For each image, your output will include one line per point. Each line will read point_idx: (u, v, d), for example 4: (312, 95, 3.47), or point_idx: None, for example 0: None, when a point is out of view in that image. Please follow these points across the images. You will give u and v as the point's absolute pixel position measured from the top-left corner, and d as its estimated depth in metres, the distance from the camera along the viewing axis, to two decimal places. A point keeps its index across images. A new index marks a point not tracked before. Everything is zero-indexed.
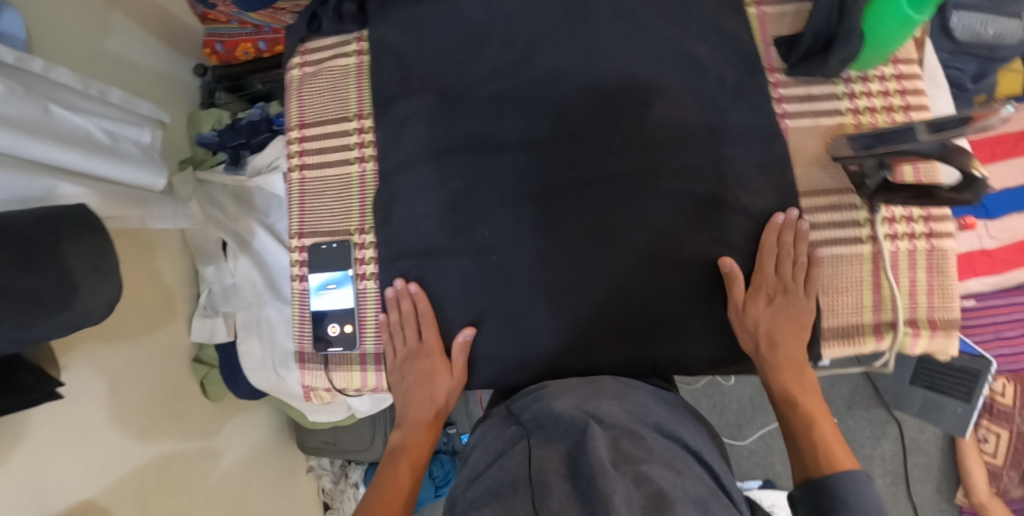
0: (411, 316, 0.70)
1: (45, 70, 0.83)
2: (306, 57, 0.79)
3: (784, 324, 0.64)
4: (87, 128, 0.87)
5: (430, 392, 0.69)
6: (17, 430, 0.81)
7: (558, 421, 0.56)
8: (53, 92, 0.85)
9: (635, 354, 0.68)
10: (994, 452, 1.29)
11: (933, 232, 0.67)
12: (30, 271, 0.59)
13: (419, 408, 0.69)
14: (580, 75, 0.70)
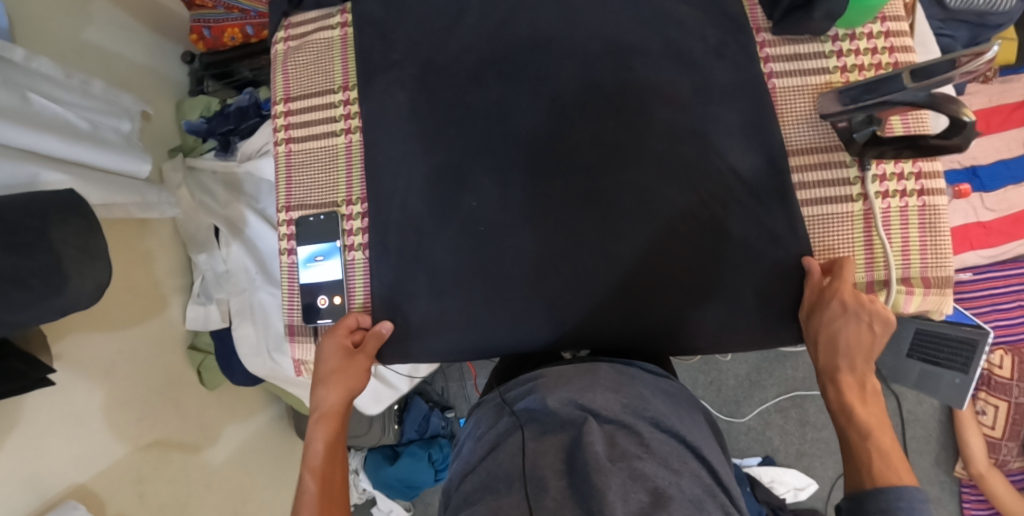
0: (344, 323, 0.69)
1: (26, 59, 0.83)
2: (290, 31, 0.79)
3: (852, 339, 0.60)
4: (68, 117, 0.87)
5: (335, 382, 0.66)
6: (12, 416, 0.82)
7: (553, 419, 0.54)
8: (37, 82, 0.84)
9: (626, 315, 0.68)
10: (992, 424, 1.28)
11: (925, 189, 0.67)
12: (20, 254, 0.65)
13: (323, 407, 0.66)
14: (561, 42, 0.70)
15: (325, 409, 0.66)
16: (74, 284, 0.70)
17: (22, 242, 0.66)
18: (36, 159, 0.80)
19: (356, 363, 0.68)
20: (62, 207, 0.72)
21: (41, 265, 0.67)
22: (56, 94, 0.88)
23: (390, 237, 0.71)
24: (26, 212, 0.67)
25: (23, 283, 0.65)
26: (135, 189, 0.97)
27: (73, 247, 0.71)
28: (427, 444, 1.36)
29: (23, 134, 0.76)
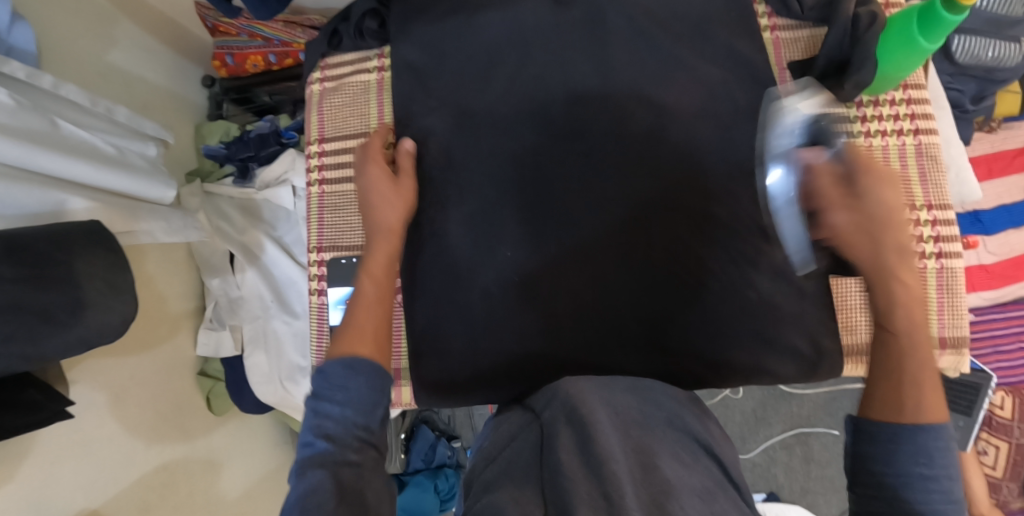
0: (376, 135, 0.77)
1: (53, 86, 0.82)
2: (327, 72, 0.82)
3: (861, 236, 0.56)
4: (94, 142, 0.85)
5: (379, 205, 0.69)
6: (23, 445, 0.80)
7: (569, 410, 0.52)
8: (61, 109, 0.84)
9: (654, 361, 0.70)
10: (994, 464, 1.29)
11: (942, 252, 0.70)
12: (44, 287, 0.64)
13: (374, 225, 0.68)
14: (595, 97, 0.74)
15: (383, 227, 0.68)
16: (97, 319, 0.69)
17: (47, 276, 0.64)
18: (66, 184, 0.79)
19: (399, 185, 0.71)
20: (87, 237, 0.70)
21: (67, 298, 0.66)
22: (82, 120, 0.87)
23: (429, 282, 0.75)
24: (53, 244, 0.66)
25: (51, 318, 0.64)
26: (160, 215, 0.95)
27: (100, 281, 0.70)
28: (433, 474, 1.36)
29: (55, 161, 0.74)
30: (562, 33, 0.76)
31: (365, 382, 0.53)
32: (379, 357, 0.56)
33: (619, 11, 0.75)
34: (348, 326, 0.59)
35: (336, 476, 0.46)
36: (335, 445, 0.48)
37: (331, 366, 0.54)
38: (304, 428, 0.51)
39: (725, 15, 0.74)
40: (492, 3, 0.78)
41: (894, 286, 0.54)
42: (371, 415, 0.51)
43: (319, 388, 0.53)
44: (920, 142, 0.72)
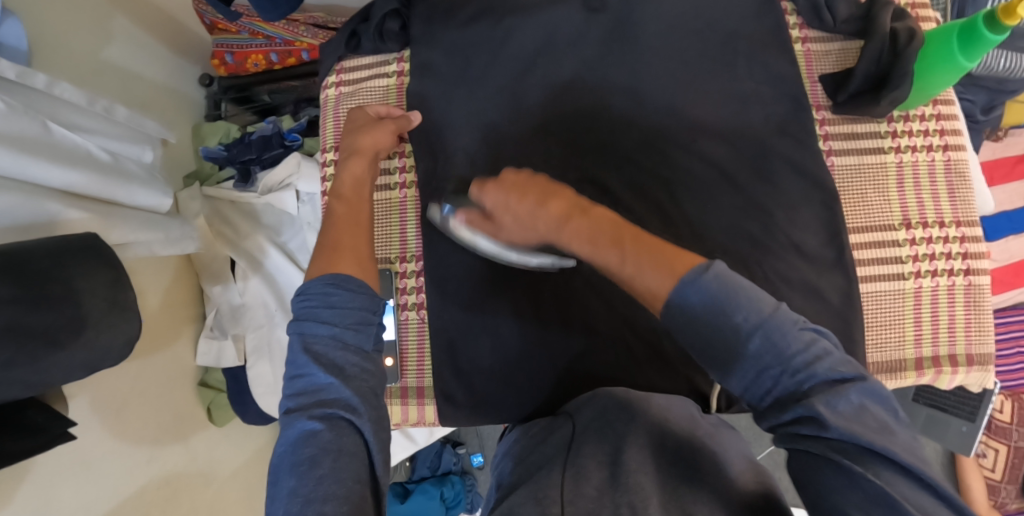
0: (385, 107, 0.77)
1: (47, 86, 0.76)
2: (343, 76, 0.81)
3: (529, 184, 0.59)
4: (88, 147, 0.78)
5: (360, 143, 0.71)
6: (20, 469, 0.75)
7: (602, 425, 0.54)
8: (55, 110, 0.78)
9: (677, 382, 0.70)
10: (992, 467, 1.31)
11: (971, 269, 0.70)
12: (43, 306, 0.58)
13: (347, 153, 0.71)
14: (623, 112, 0.74)
15: (353, 148, 0.71)
16: (100, 338, 0.64)
17: (48, 296, 0.59)
18: (60, 194, 0.73)
19: (383, 125, 0.73)
20: (86, 254, 0.65)
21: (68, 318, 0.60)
22: (75, 122, 0.81)
23: (453, 295, 0.75)
24: (51, 262, 0.60)
25: (52, 341, 0.58)
26: (157, 225, 0.89)
27: (102, 299, 0.64)
28: (439, 482, 1.34)
29: (47, 170, 0.68)
30: (587, 41, 0.75)
31: (350, 299, 0.54)
32: (361, 274, 0.58)
33: (648, 19, 0.74)
34: (326, 241, 0.61)
35: (333, 421, 0.48)
36: (329, 376, 0.49)
37: (312, 284, 0.54)
38: (295, 354, 0.51)
39: (756, 25, 0.73)
40: (518, 8, 0.76)
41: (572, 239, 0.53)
42: (361, 333, 0.53)
43: (303, 309, 0.53)
44: (948, 158, 0.71)
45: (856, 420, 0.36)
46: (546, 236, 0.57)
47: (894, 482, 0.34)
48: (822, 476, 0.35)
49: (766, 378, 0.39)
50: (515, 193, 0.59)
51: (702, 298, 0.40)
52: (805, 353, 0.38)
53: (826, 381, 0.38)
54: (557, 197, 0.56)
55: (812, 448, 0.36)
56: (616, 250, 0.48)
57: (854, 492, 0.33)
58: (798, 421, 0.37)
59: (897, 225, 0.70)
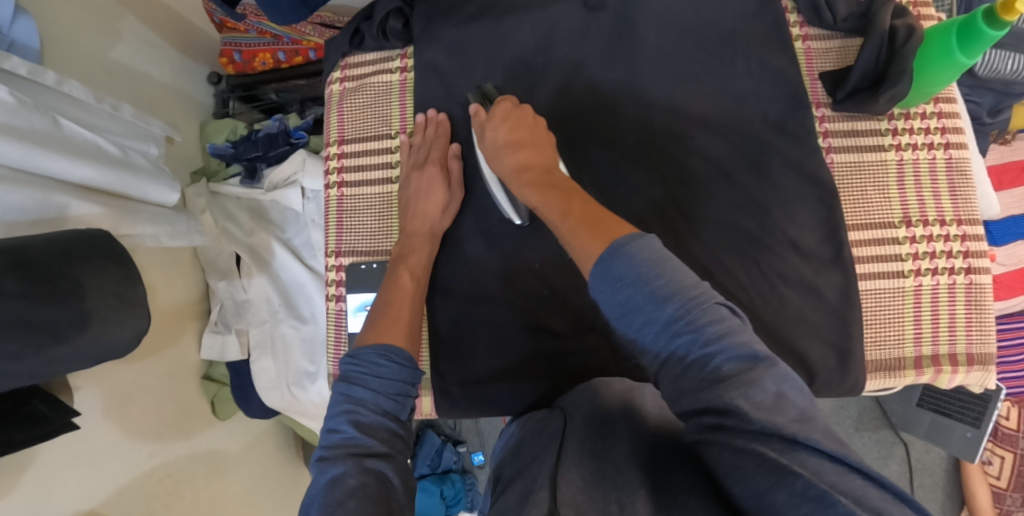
0: (431, 136, 0.77)
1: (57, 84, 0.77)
2: (347, 72, 0.82)
3: (519, 126, 0.67)
4: (98, 142, 0.79)
5: (424, 208, 0.73)
6: (24, 458, 0.77)
7: (599, 418, 0.53)
8: (65, 107, 0.79)
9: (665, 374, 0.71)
10: (998, 474, 1.26)
11: (971, 268, 0.69)
12: (54, 304, 0.59)
13: (414, 226, 0.73)
14: (622, 108, 0.74)
15: (414, 231, 0.73)
16: (106, 334, 0.64)
17: (57, 290, 0.60)
18: (66, 188, 0.73)
19: (449, 192, 0.75)
20: (93, 248, 0.66)
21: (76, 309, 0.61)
22: (83, 117, 0.82)
23: (453, 290, 0.76)
24: (61, 259, 0.61)
25: (57, 335, 0.59)
26: (162, 219, 0.89)
27: (111, 296, 0.65)
28: (439, 480, 1.33)
29: (59, 163, 0.69)
30: (588, 39, 0.75)
31: (396, 373, 0.57)
32: (408, 348, 0.61)
33: (648, 18, 0.75)
34: (384, 310, 0.65)
35: (363, 471, 0.50)
36: (366, 437, 0.52)
37: (365, 352, 0.58)
38: (336, 411, 0.55)
39: (756, 24, 0.73)
40: (519, 6, 0.76)
41: (520, 184, 0.62)
42: (399, 403, 0.57)
43: (353, 373, 0.56)
44: (949, 157, 0.71)
45: (775, 412, 0.37)
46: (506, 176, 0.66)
47: (820, 469, 0.35)
48: (729, 460, 0.38)
49: (656, 344, 0.43)
50: (508, 131, 0.67)
51: (621, 271, 0.44)
52: (698, 337, 0.41)
53: (739, 366, 0.40)
54: (528, 148, 0.64)
55: (733, 440, 0.38)
56: (562, 205, 0.55)
57: (782, 491, 0.35)
58: (715, 413, 0.39)
59: (897, 223, 0.70)
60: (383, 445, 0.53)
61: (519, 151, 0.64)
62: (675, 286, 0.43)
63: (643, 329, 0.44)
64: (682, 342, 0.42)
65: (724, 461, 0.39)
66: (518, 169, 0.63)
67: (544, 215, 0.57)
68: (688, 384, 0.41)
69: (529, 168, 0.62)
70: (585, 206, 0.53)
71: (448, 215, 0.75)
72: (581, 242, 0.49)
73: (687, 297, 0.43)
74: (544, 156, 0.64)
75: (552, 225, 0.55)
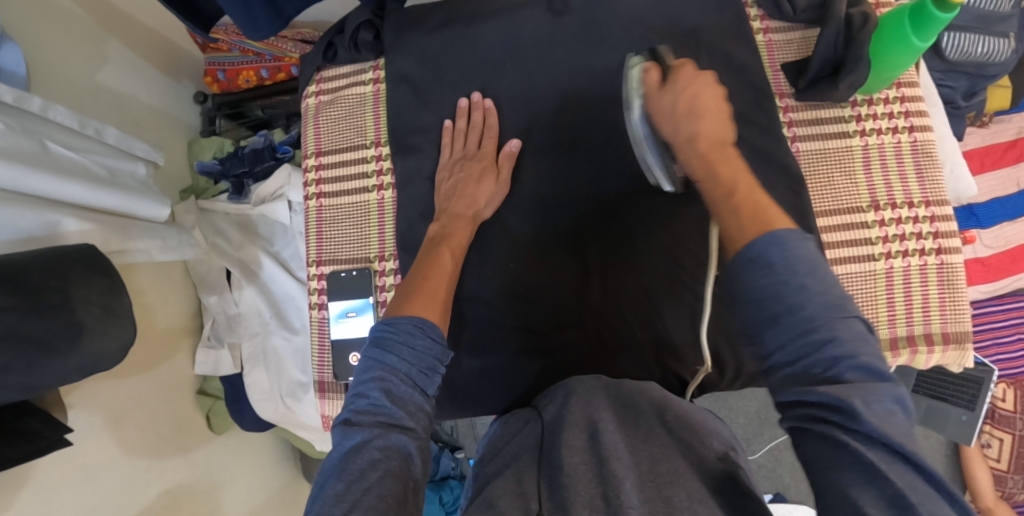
0: (478, 125, 0.77)
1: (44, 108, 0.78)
2: (322, 85, 0.84)
3: (700, 89, 0.60)
4: (87, 161, 0.81)
5: (474, 195, 0.74)
6: (21, 476, 0.78)
7: (580, 407, 0.54)
8: (53, 131, 0.81)
9: (642, 364, 0.73)
10: (998, 456, 1.22)
11: (942, 248, 0.70)
12: (39, 317, 0.60)
13: (458, 208, 0.73)
14: (590, 107, 0.76)
15: (456, 212, 0.73)
16: (95, 346, 0.65)
17: (44, 305, 0.61)
18: (57, 206, 0.76)
19: (497, 186, 0.75)
20: (82, 264, 0.67)
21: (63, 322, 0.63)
22: (73, 141, 0.84)
23: None
24: (48, 272, 0.63)
25: (47, 347, 0.60)
26: (155, 232, 0.92)
27: (97, 307, 0.66)
28: (438, 487, 1.33)
29: (48, 183, 0.70)
30: (555, 41, 0.77)
31: (429, 347, 0.58)
32: (440, 325, 0.62)
33: (612, 17, 0.76)
34: (415, 283, 0.65)
35: (387, 444, 0.50)
36: (395, 408, 0.52)
37: (401, 322, 0.59)
38: (368, 376, 0.55)
39: (718, 18, 0.75)
40: (486, 13, 0.78)
41: (692, 154, 0.57)
42: (427, 378, 0.57)
43: (388, 340, 0.57)
44: (914, 140, 0.72)
45: (887, 423, 0.39)
46: (676, 142, 0.60)
47: (914, 483, 0.37)
48: (819, 450, 0.40)
49: (782, 332, 0.43)
50: (683, 97, 0.60)
51: (783, 261, 0.44)
52: (834, 337, 0.42)
53: (862, 377, 0.41)
54: (708, 115, 0.58)
55: (838, 436, 0.39)
56: (731, 186, 0.53)
57: (869, 490, 0.37)
58: (824, 407, 0.40)
59: (866, 207, 0.71)
60: (410, 418, 0.53)
61: (686, 121, 0.59)
62: (826, 286, 0.43)
63: (783, 317, 0.43)
64: (816, 338, 0.42)
65: (813, 448, 0.41)
66: (688, 139, 0.58)
67: (706, 194, 0.55)
68: (805, 378, 0.42)
69: (700, 139, 0.57)
70: (751, 193, 0.51)
71: (492, 207, 0.76)
72: (767, 224, 0.47)
73: (838, 301, 0.43)
74: (723, 131, 0.58)
75: (713, 204, 0.53)
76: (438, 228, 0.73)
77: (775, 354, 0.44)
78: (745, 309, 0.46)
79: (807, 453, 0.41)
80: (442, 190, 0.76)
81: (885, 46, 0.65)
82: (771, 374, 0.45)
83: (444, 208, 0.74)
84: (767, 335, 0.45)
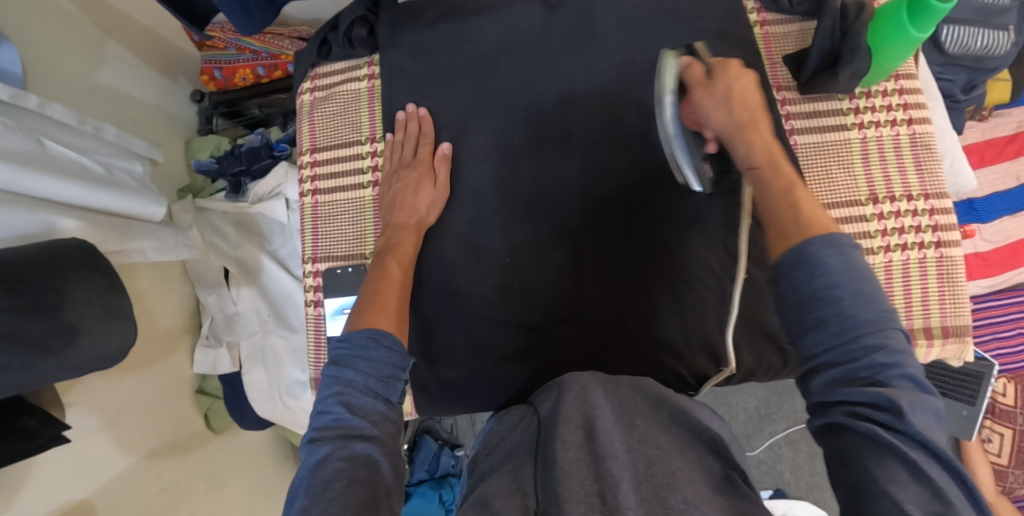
0: (415, 135, 0.78)
1: (40, 107, 0.77)
2: (317, 81, 0.84)
3: (748, 90, 0.61)
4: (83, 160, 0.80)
5: (412, 204, 0.74)
6: (20, 473, 0.78)
7: (574, 404, 0.53)
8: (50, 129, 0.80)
9: (641, 357, 0.73)
10: (998, 451, 1.20)
11: (941, 241, 0.70)
12: (36, 315, 0.60)
13: (401, 219, 0.74)
14: (587, 102, 0.75)
15: (401, 221, 0.74)
16: (93, 344, 0.65)
17: (41, 303, 0.61)
18: (55, 205, 0.76)
19: (435, 191, 0.75)
20: (81, 262, 0.67)
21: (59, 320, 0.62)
22: (72, 140, 0.84)
23: (430, 290, 0.77)
24: (45, 269, 0.62)
25: (44, 345, 0.60)
26: (150, 233, 0.91)
27: (96, 307, 0.66)
28: (438, 484, 1.33)
29: (44, 183, 0.70)
30: (551, 35, 0.76)
31: (386, 356, 0.58)
32: (397, 333, 0.62)
33: (608, 12, 0.76)
34: (372, 297, 0.66)
35: (352, 456, 0.50)
36: (356, 419, 0.53)
37: (355, 336, 0.59)
38: (327, 393, 0.55)
39: (713, 12, 0.75)
40: (481, 8, 0.78)
41: (744, 150, 0.58)
42: (388, 387, 0.57)
43: (343, 356, 0.58)
44: (913, 132, 0.72)
45: (927, 430, 0.40)
46: (729, 140, 0.60)
47: (951, 484, 0.38)
48: (862, 447, 0.40)
49: (832, 335, 0.44)
50: (734, 96, 0.60)
51: (842, 265, 0.45)
52: (885, 344, 0.43)
53: (906, 386, 0.42)
54: (756, 113, 0.60)
55: (883, 435, 0.40)
56: (790, 180, 0.55)
57: (914, 485, 0.38)
58: (871, 407, 0.41)
59: (864, 200, 0.71)
60: (374, 427, 0.53)
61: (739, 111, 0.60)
62: (875, 297, 0.45)
63: (839, 320, 0.44)
64: (868, 342, 0.43)
65: (852, 444, 0.41)
66: (741, 127, 0.59)
67: (761, 190, 0.56)
68: (852, 377, 0.43)
69: (752, 127, 0.59)
70: (799, 194, 0.53)
71: (435, 213, 0.76)
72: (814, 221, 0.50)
73: (887, 310, 0.45)
74: (766, 124, 0.60)
75: (771, 199, 0.54)
76: (383, 239, 0.74)
77: (821, 355, 0.45)
78: (799, 309, 0.46)
79: (844, 450, 0.41)
80: (383, 201, 0.77)
81: (880, 36, 0.64)
82: (812, 375, 0.45)
83: (387, 220, 0.75)
84: (814, 337, 0.45)
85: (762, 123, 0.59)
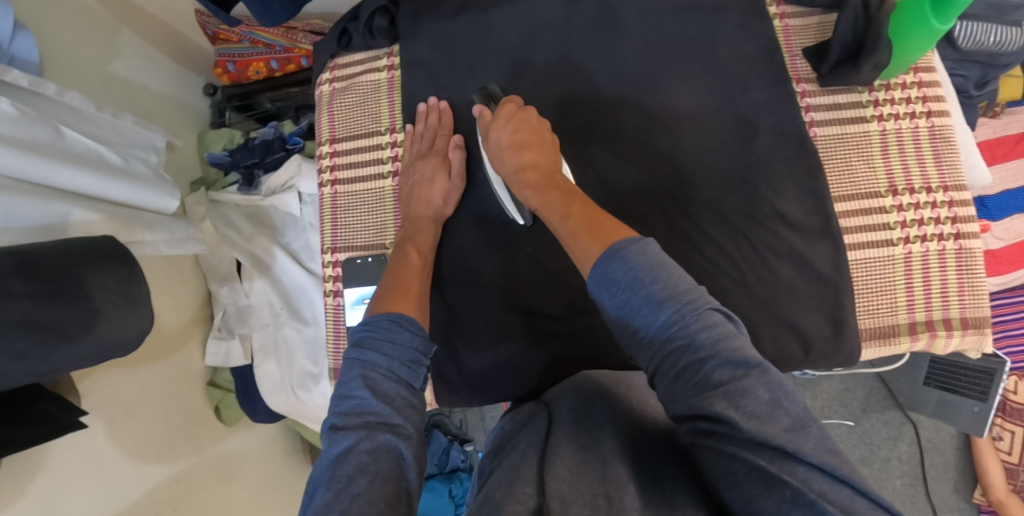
0: (434, 127, 0.78)
1: (58, 93, 0.78)
2: (336, 72, 0.84)
3: (525, 128, 0.66)
4: (100, 150, 0.80)
5: (427, 196, 0.74)
6: (35, 461, 0.79)
7: (582, 407, 0.54)
8: (68, 119, 0.80)
9: None
10: (1010, 449, 1.20)
11: (960, 233, 0.70)
12: (58, 301, 0.60)
13: (416, 212, 0.75)
14: (606, 93, 0.76)
15: (417, 211, 0.74)
16: (110, 332, 0.65)
17: (62, 290, 0.61)
18: (70, 195, 0.76)
19: (450, 182, 0.75)
20: (99, 251, 0.67)
21: (79, 308, 0.62)
22: (88, 129, 0.83)
23: (448, 279, 0.77)
24: (64, 257, 0.62)
25: (64, 332, 0.60)
26: (163, 226, 0.91)
27: (114, 293, 0.66)
28: (448, 479, 1.33)
29: (60, 172, 0.70)
30: (570, 28, 0.77)
31: (409, 339, 0.59)
32: (418, 318, 0.63)
33: (628, 3, 0.76)
34: (393, 284, 0.66)
35: (375, 446, 0.50)
36: (378, 402, 0.53)
37: (377, 319, 0.60)
38: (348, 375, 0.55)
39: (734, 3, 0.75)
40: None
41: (529, 191, 0.63)
42: (411, 372, 0.57)
43: (366, 339, 0.57)
44: (932, 124, 0.72)
45: (766, 421, 0.39)
46: (514, 177, 0.66)
47: (811, 478, 0.36)
48: (718, 464, 0.40)
49: (649, 350, 0.45)
50: (513, 134, 0.66)
51: (621, 277, 0.47)
52: (689, 343, 0.43)
53: (732, 373, 0.41)
54: (533, 149, 0.65)
55: (730, 448, 0.39)
56: (564, 209, 0.58)
57: (772, 497, 0.36)
58: (708, 419, 0.41)
59: (884, 192, 0.71)
60: (397, 413, 0.53)
61: (516, 154, 0.65)
62: (670, 292, 0.45)
63: (645, 335, 0.45)
64: (677, 347, 0.43)
65: (712, 462, 0.40)
66: (519, 171, 0.65)
67: (547, 218, 0.60)
68: (684, 389, 0.43)
69: (533, 167, 0.64)
70: (586, 211, 0.56)
71: (452, 204, 0.76)
72: (583, 246, 0.52)
73: (685, 299, 0.45)
74: (547, 159, 0.64)
75: (557, 228, 0.58)
76: (402, 230, 0.75)
77: (653, 370, 0.46)
78: (618, 332, 0.48)
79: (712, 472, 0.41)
80: (401, 194, 0.78)
81: (904, 27, 0.64)
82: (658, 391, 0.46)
83: (407, 212, 0.75)
84: (641, 352, 0.47)
85: (542, 158, 0.64)
